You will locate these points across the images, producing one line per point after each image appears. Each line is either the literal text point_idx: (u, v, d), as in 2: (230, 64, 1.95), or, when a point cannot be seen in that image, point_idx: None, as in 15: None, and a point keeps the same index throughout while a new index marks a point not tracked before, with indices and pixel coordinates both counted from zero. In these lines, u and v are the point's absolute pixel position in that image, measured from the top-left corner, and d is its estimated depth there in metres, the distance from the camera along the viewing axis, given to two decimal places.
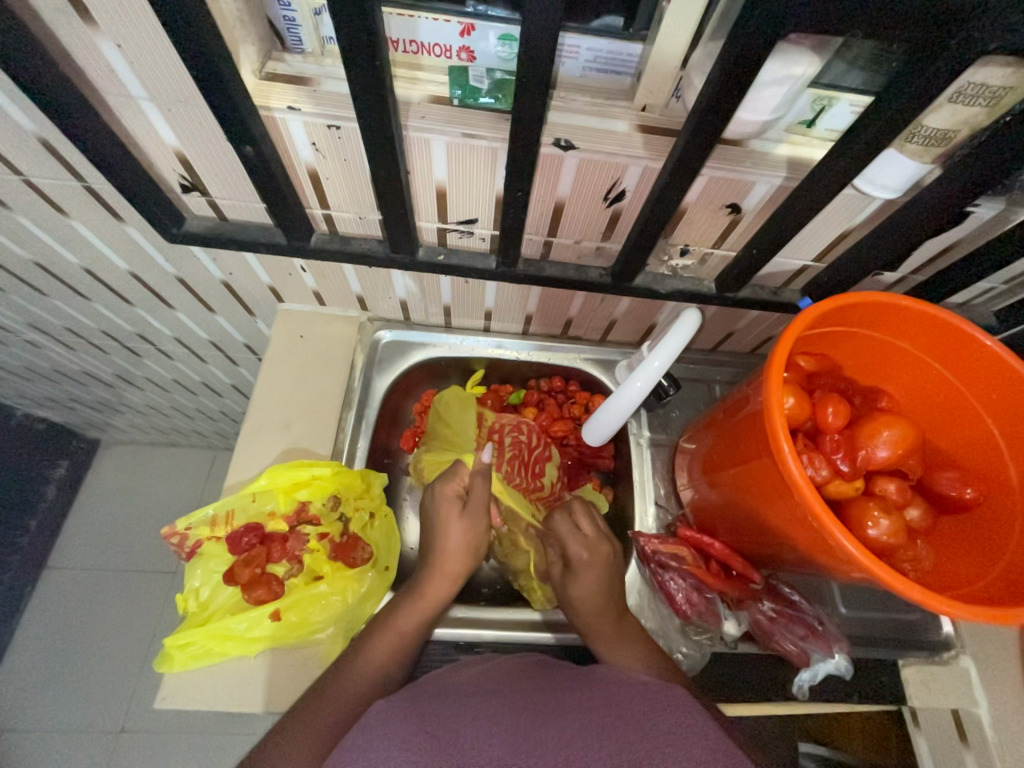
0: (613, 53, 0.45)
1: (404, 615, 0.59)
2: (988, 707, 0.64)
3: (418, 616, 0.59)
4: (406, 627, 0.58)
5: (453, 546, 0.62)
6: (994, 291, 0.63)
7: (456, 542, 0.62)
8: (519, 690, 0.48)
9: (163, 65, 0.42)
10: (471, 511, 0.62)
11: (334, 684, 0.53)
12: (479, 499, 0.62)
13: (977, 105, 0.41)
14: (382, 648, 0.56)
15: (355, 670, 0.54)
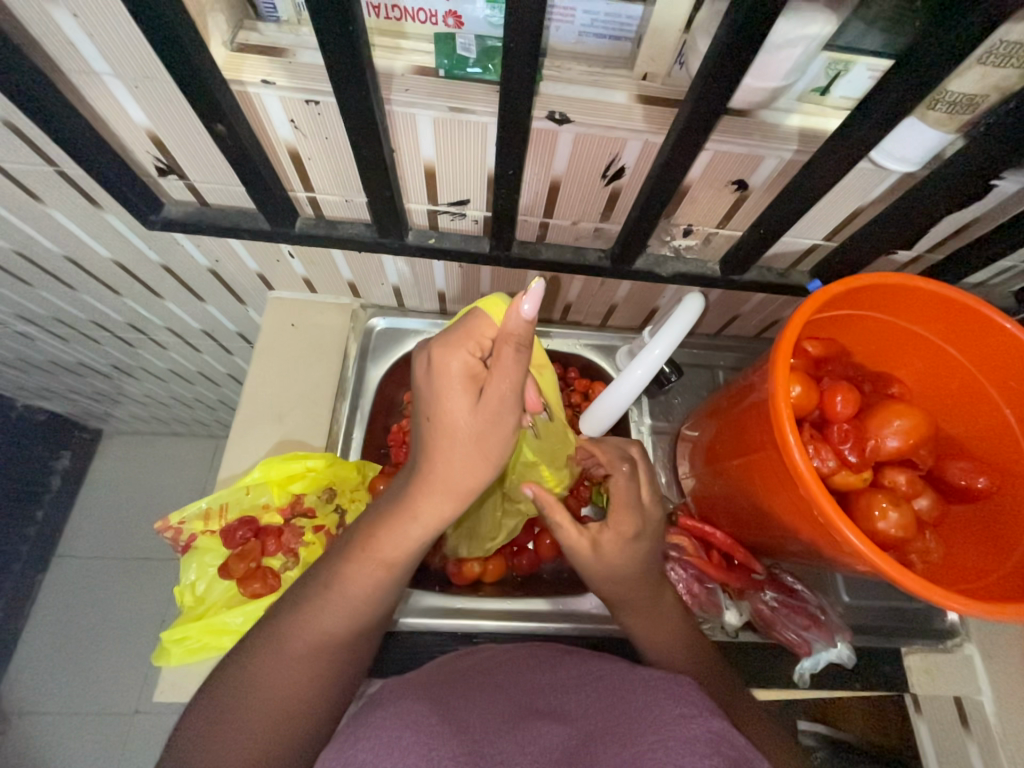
0: (611, 14, 0.41)
1: (394, 536, 0.45)
2: (991, 694, 0.63)
3: (410, 540, 0.45)
4: (395, 553, 0.45)
5: (459, 460, 0.43)
6: (1015, 270, 0.60)
7: (469, 445, 0.43)
8: (523, 680, 0.47)
9: (124, 37, 0.39)
10: (488, 406, 0.42)
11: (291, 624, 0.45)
12: (503, 390, 0.42)
13: (1008, 67, 0.37)
14: (365, 587, 0.45)
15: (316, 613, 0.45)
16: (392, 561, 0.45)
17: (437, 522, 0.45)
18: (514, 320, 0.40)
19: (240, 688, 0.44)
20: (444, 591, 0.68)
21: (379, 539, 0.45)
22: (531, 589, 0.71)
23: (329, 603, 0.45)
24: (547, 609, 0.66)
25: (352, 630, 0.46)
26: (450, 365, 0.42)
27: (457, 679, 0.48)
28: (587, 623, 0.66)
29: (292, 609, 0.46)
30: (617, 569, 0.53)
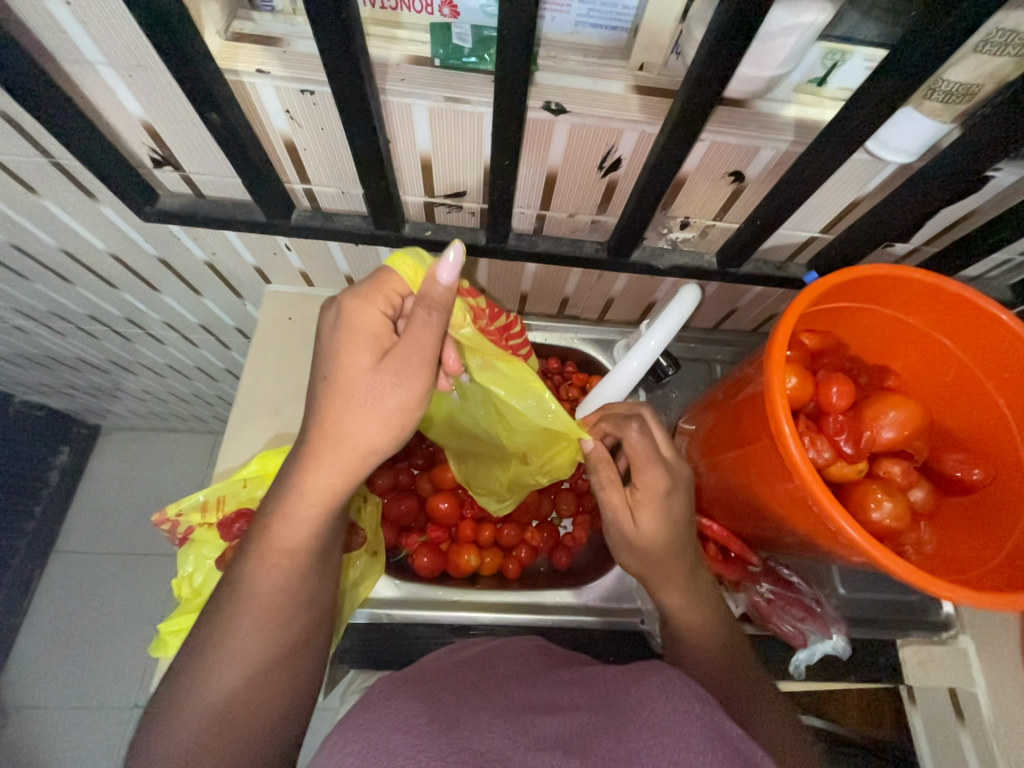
0: (607, 5, 0.41)
1: (292, 525, 0.47)
2: (985, 687, 0.64)
3: (307, 522, 0.47)
4: (294, 540, 0.47)
5: (358, 429, 0.46)
6: (1011, 263, 0.60)
7: (372, 405, 0.46)
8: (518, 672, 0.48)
9: (117, 26, 0.39)
10: (392, 368, 0.45)
11: (213, 636, 0.46)
12: (407, 352, 0.45)
13: (1004, 56, 0.38)
14: (272, 576, 0.46)
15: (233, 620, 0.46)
16: (288, 550, 0.47)
17: (335, 494, 0.47)
18: (434, 287, 0.44)
19: (186, 709, 0.44)
20: (441, 582, 0.69)
21: (277, 530, 0.47)
22: (529, 582, 0.73)
23: (237, 609, 0.46)
24: (543, 600, 0.66)
25: (270, 628, 0.46)
26: (352, 331, 0.46)
27: (448, 670, 0.49)
28: (584, 614, 0.66)
29: (206, 631, 0.46)
30: (647, 537, 0.53)
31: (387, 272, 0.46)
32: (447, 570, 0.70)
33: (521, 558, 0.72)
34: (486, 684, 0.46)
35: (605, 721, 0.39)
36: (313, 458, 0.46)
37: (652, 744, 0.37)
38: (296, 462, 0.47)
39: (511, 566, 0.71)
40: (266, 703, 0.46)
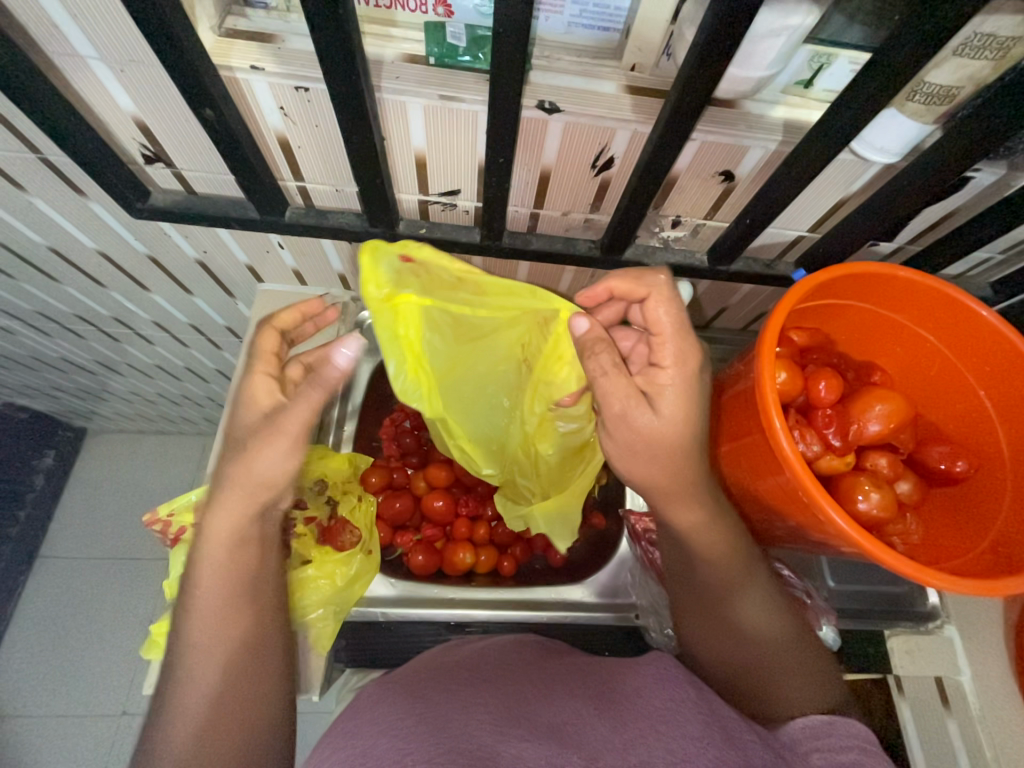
0: (600, 7, 0.42)
1: (207, 579, 0.46)
2: (969, 674, 0.65)
3: (213, 583, 0.46)
4: (213, 602, 0.46)
5: (219, 511, 0.46)
6: (991, 261, 0.62)
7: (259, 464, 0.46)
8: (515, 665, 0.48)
9: (111, 20, 0.39)
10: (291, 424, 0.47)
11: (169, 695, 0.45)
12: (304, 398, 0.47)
13: (982, 59, 0.38)
14: (200, 631, 0.46)
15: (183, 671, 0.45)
16: (204, 606, 0.46)
17: (234, 548, 0.47)
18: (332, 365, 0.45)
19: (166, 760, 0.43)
20: (437, 580, 0.69)
21: (195, 599, 0.46)
22: (522, 579, 0.72)
23: (177, 679, 0.45)
24: (539, 597, 0.67)
25: (210, 684, 0.45)
26: (251, 419, 0.49)
27: (444, 665, 0.48)
28: (580, 610, 0.67)
29: (159, 708, 0.45)
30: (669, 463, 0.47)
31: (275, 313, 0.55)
32: (443, 568, 0.70)
33: (516, 556, 0.73)
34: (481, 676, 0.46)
35: (602, 713, 0.40)
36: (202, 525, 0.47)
37: (646, 737, 0.38)
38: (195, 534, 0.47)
39: (506, 564, 0.72)
40: (239, 737, 0.45)
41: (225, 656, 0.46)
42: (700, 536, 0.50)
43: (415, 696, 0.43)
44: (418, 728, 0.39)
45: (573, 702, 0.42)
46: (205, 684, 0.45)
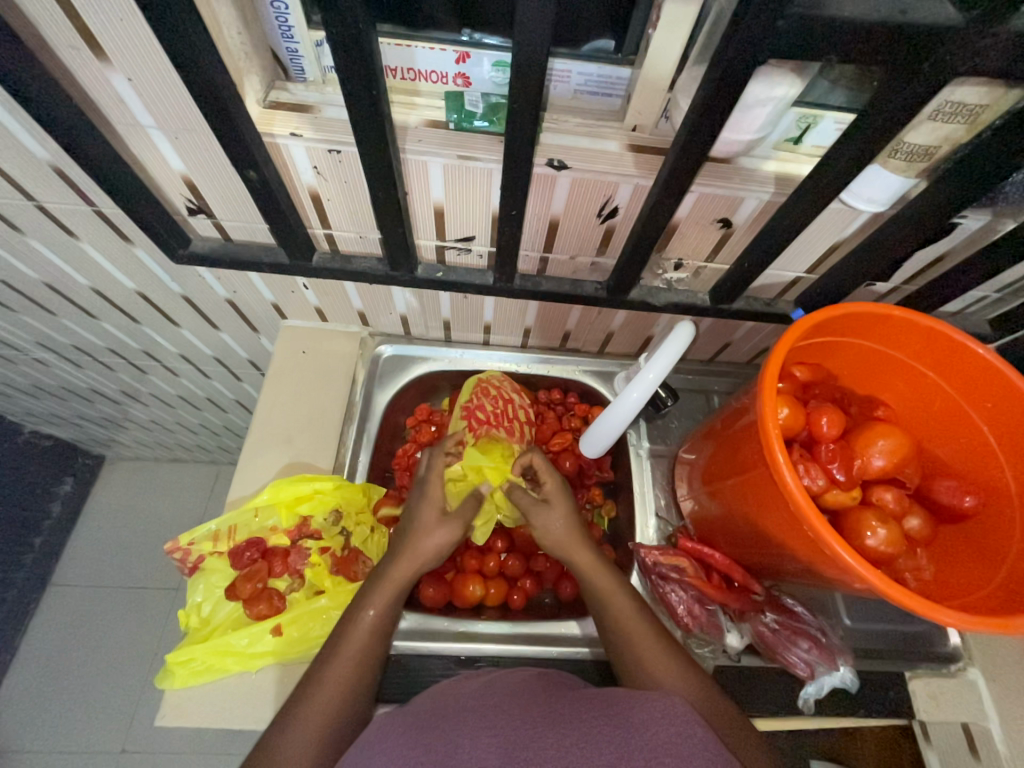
0: (604, 77, 0.47)
1: (354, 637, 0.53)
2: (998, 722, 0.63)
3: (363, 643, 0.53)
4: (352, 661, 0.52)
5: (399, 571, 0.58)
6: (988, 299, 0.64)
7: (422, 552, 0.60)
8: (529, 695, 0.48)
9: (171, 97, 0.44)
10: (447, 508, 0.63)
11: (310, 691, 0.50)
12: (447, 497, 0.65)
13: (955, 122, 0.42)
14: (327, 690, 0.50)
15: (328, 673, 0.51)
16: (352, 666, 0.52)
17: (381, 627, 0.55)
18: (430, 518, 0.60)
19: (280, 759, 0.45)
20: (447, 613, 0.69)
21: (332, 664, 0.52)
22: (532, 614, 0.73)
23: (295, 729, 0.47)
24: (549, 632, 0.67)
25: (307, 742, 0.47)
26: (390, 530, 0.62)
27: (451, 703, 0.48)
28: (592, 647, 0.66)
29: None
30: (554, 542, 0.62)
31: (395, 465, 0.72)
32: (453, 601, 0.70)
33: (526, 589, 0.73)
34: (488, 711, 0.46)
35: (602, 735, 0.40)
36: (366, 596, 0.56)
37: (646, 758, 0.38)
38: (349, 612, 0.56)
39: (516, 597, 0.72)
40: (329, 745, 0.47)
41: (330, 717, 0.49)
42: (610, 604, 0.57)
43: (428, 728, 0.44)
44: (426, 758, 0.40)
45: (578, 728, 0.42)
46: (306, 743, 0.47)
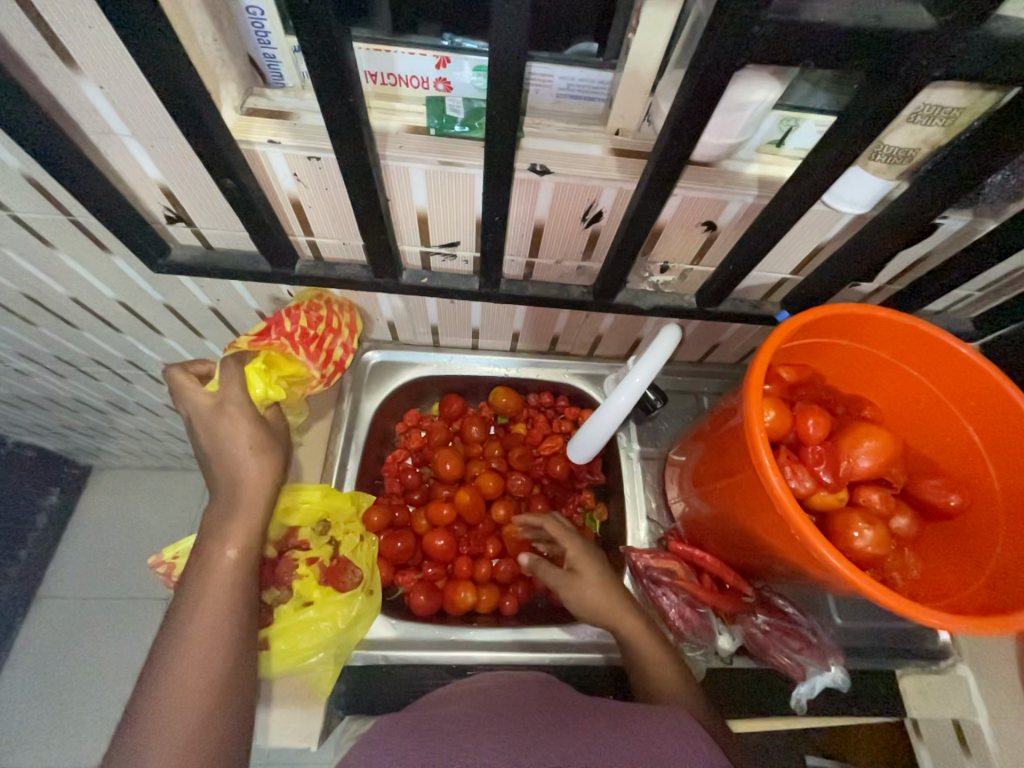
0: (585, 80, 0.47)
1: (212, 584, 0.50)
2: (988, 716, 0.62)
3: (222, 601, 0.49)
4: (213, 621, 0.48)
5: (232, 528, 0.52)
6: (971, 298, 0.65)
7: (243, 512, 0.53)
8: (534, 703, 0.49)
9: (143, 104, 0.43)
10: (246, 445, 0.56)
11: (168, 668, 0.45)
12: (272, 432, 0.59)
13: (933, 126, 0.42)
14: (189, 650, 0.46)
15: (187, 643, 0.46)
16: (214, 621, 0.48)
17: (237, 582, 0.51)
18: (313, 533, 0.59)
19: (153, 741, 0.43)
20: (439, 620, 0.69)
21: (188, 625, 0.47)
22: (526, 619, 0.72)
23: (159, 705, 0.44)
24: (542, 638, 0.66)
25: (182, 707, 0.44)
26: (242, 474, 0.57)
27: (454, 712, 0.48)
28: (584, 652, 0.66)
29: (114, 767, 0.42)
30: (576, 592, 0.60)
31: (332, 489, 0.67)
32: (445, 608, 0.70)
33: (518, 595, 0.72)
34: (486, 719, 0.46)
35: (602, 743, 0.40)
36: (218, 546, 0.51)
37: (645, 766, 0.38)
38: (199, 567, 0.51)
39: (508, 603, 0.71)
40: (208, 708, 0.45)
41: (203, 672, 0.46)
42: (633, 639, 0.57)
43: (425, 733, 0.43)
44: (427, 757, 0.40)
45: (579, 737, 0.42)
46: (182, 712, 0.44)
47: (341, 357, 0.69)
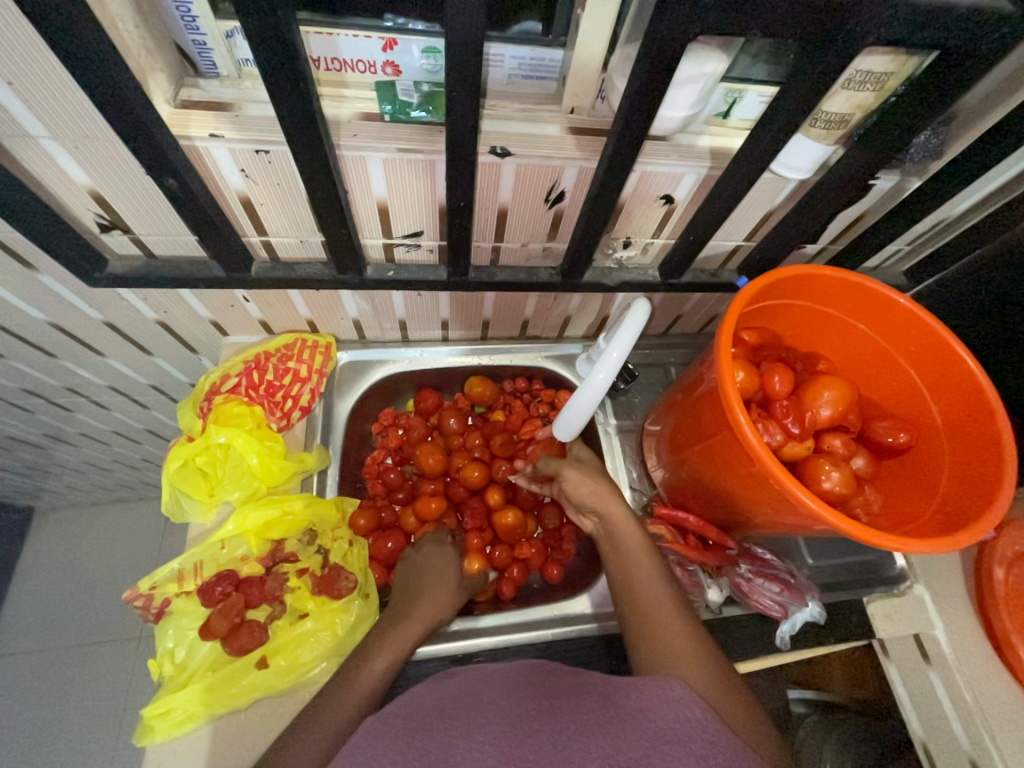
0: (536, 59, 0.47)
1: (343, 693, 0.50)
2: (944, 628, 0.69)
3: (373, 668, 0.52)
4: (359, 691, 0.50)
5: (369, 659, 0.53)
6: (902, 252, 0.71)
7: (430, 592, 0.60)
8: (541, 668, 0.45)
9: (63, 100, 0.39)
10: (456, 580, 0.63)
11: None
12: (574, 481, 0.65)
13: (866, 90, 0.45)
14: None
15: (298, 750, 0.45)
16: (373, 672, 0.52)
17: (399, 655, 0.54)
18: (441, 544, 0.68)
19: None
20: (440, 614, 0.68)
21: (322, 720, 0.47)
22: (527, 602, 0.74)
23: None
24: (543, 615, 0.68)
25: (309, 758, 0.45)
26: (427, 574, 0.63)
27: (440, 690, 0.43)
28: (584, 622, 0.68)
29: None
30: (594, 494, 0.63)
31: (318, 513, 0.66)
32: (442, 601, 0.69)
33: (515, 578, 0.73)
34: None
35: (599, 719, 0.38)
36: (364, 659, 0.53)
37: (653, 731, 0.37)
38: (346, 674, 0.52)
39: (506, 588, 0.72)
40: None
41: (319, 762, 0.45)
42: (634, 570, 0.57)
43: (426, 720, 0.39)
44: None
45: (580, 715, 0.37)
46: None
47: (307, 402, 0.72)
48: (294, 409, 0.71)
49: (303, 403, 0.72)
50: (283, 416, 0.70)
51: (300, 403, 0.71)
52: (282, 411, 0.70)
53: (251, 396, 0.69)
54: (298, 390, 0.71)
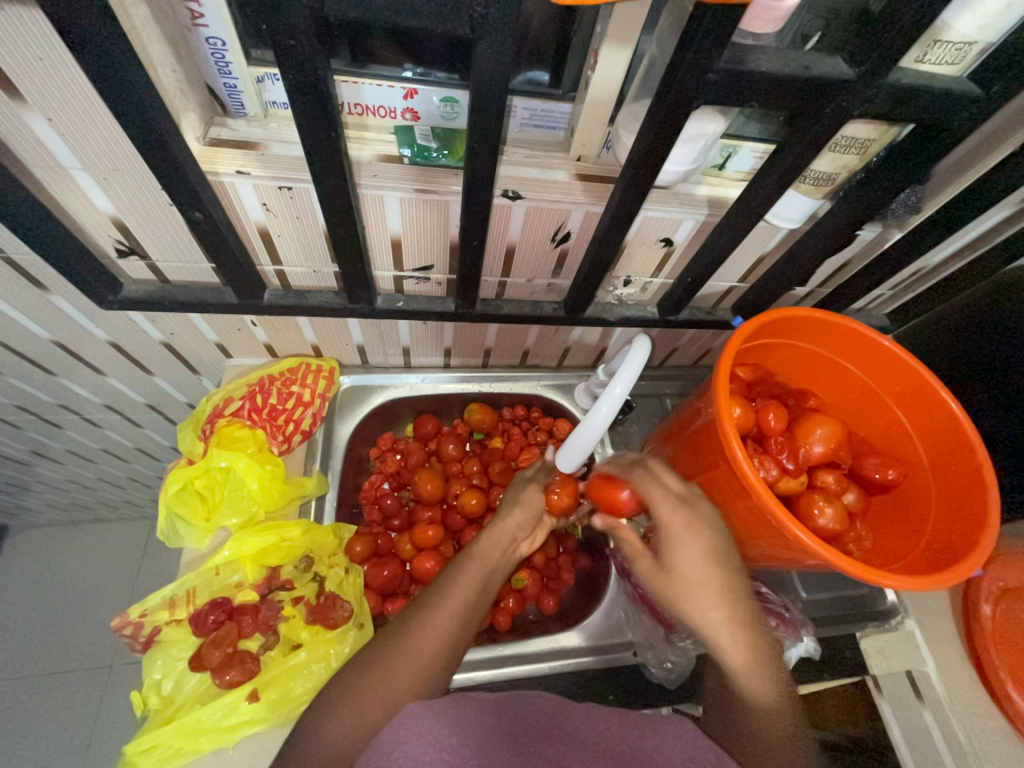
0: (546, 110, 0.50)
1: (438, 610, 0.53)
2: (934, 664, 0.70)
3: (466, 592, 0.55)
4: (453, 611, 0.53)
5: (444, 606, 0.53)
6: (885, 296, 0.75)
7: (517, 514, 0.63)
8: (541, 703, 0.45)
9: (99, 137, 0.41)
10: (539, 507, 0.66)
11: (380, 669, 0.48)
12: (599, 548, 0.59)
13: (850, 154, 0.49)
14: (404, 663, 0.48)
15: (409, 644, 0.50)
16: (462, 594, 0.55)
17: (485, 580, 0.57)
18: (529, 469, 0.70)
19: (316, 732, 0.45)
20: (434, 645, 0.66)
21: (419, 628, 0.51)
22: (523, 635, 0.73)
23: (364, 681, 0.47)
24: (538, 648, 0.67)
25: (413, 669, 0.48)
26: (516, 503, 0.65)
27: None
28: (580, 656, 0.67)
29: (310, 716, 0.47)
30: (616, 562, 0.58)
31: (316, 541, 0.66)
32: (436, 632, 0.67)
33: (510, 609, 0.71)
34: None
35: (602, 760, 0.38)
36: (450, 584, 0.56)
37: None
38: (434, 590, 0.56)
39: (501, 619, 0.70)
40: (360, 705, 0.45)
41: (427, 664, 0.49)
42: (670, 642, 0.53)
43: None
44: None
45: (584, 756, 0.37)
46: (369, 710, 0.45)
47: (308, 426, 0.72)
48: (296, 432, 0.71)
49: (306, 426, 0.72)
50: (285, 440, 0.70)
51: (302, 427, 0.72)
52: (283, 434, 0.70)
53: (253, 418, 0.69)
54: (301, 414, 0.72)
